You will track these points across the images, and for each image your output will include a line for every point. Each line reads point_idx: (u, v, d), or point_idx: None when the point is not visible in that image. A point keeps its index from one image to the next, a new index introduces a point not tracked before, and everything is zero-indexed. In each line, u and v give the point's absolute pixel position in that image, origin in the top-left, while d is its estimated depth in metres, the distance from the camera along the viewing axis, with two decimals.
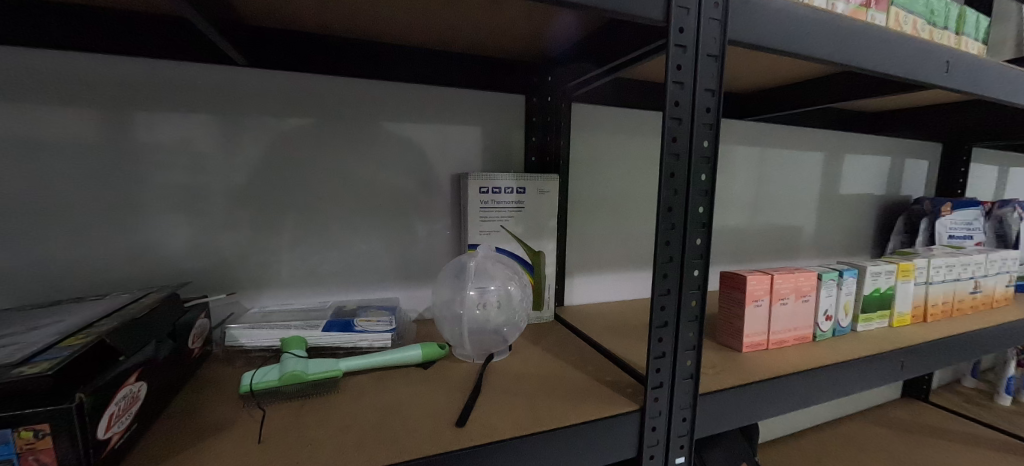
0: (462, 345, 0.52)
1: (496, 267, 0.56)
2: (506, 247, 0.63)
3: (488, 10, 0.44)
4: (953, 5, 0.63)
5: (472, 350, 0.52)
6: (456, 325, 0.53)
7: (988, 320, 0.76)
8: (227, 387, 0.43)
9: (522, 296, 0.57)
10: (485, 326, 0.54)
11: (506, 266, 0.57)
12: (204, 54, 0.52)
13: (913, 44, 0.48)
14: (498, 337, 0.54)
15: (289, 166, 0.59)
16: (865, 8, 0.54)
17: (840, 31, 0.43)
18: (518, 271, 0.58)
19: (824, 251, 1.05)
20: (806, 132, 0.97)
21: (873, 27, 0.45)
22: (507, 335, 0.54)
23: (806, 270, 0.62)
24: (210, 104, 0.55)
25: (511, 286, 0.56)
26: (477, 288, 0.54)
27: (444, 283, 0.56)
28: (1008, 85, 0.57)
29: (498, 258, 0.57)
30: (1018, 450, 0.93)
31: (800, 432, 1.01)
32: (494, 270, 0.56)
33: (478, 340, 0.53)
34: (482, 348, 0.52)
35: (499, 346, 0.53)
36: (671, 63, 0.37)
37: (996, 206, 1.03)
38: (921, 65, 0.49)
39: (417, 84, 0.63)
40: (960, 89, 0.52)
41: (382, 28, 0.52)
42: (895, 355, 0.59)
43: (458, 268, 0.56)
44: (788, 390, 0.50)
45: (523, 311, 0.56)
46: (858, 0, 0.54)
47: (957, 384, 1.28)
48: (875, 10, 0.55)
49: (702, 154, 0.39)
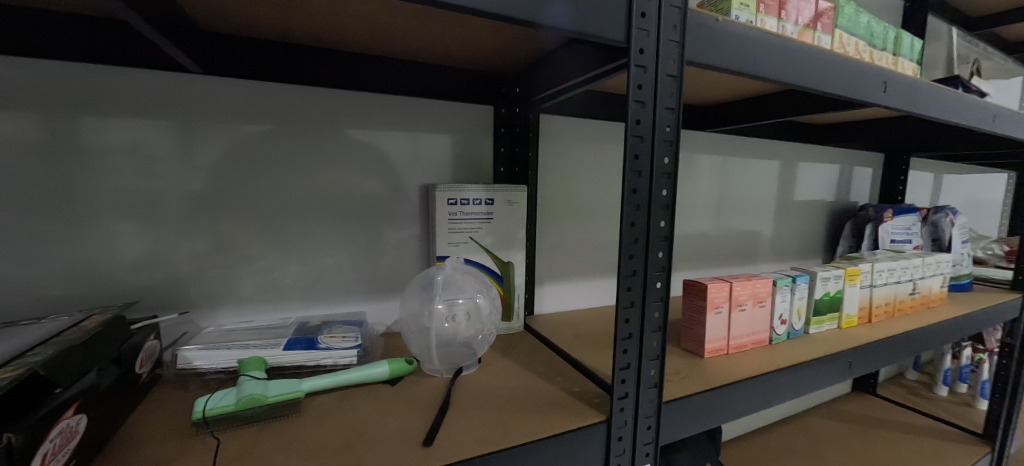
0: (432, 358, 0.53)
1: (466, 279, 0.57)
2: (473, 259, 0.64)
3: (453, 22, 0.45)
4: (890, 28, 0.69)
5: (440, 364, 0.53)
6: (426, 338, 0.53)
7: (926, 319, 0.81)
8: (180, 412, 0.42)
9: (491, 306, 0.58)
10: (455, 340, 0.55)
11: (477, 277, 0.58)
12: (165, 65, 0.53)
13: (854, 65, 0.52)
14: (467, 352, 0.55)
15: (251, 177, 0.59)
16: (811, 29, 0.59)
17: (788, 53, 0.46)
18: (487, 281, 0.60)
19: (781, 255, 1.10)
20: (761, 142, 1.01)
21: (817, 50, 0.48)
22: (476, 347, 0.55)
23: (762, 277, 0.65)
24: (167, 111, 0.54)
25: (480, 298, 0.57)
26: (447, 301, 0.55)
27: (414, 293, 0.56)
28: (938, 103, 0.63)
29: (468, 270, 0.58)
30: (956, 438, 0.99)
31: (760, 430, 1.04)
32: (464, 282, 0.57)
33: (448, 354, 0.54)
34: (451, 362, 0.54)
35: (467, 360, 0.54)
36: (632, 83, 0.38)
37: (932, 211, 1.11)
38: (862, 85, 0.53)
39: (386, 94, 0.65)
40: (897, 107, 0.57)
41: (352, 37, 0.53)
42: (840, 355, 0.63)
43: (428, 278, 0.56)
44: (743, 393, 0.53)
45: (492, 322, 0.58)
46: (804, 22, 0.58)
47: (902, 377, 1.37)
48: (820, 31, 0.59)
49: (663, 170, 0.40)
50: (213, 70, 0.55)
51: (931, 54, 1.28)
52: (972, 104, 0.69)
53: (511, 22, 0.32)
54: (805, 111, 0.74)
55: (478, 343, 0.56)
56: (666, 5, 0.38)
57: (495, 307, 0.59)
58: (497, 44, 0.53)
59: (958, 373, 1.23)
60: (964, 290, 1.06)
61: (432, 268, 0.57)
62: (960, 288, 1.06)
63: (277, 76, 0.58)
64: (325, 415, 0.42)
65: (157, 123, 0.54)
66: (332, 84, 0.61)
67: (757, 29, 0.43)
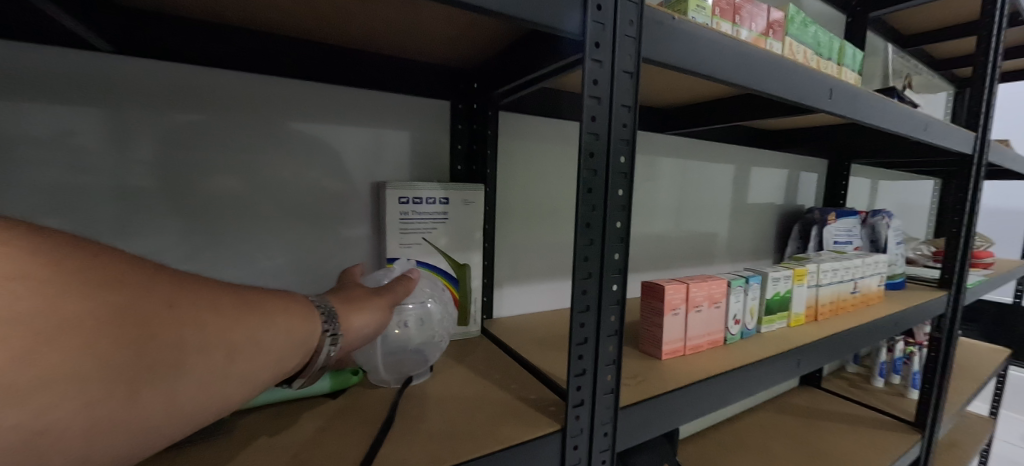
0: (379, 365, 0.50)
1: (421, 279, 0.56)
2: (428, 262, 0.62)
3: (406, 10, 0.43)
4: (834, 40, 0.73)
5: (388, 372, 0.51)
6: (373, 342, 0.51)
7: (865, 316, 0.87)
8: None
9: (445, 312, 0.57)
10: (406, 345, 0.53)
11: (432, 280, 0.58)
12: (72, 42, 0.47)
13: (802, 72, 0.54)
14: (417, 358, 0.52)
15: (184, 173, 0.54)
16: (765, 36, 0.61)
17: (740, 57, 0.47)
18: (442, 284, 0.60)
19: (735, 256, 1.15)
20: (717, 147, 1.05)
21: (768, 56, 0.50)
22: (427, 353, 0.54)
23: (717, 278, 0.67)
24: (88, 97, 0.49)
25: (434, 301, 0.56)
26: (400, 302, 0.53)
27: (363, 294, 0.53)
28: (876, 112, 0.67)
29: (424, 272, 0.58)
30: (889, 426, 1.07)
31: (718, 425, 1.08)
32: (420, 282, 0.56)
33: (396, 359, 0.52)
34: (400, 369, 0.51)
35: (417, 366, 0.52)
36: (588, 77, 0.37)
37: (870, 214, 1.19)
38: (809, 92, 0.55)
39: (337, 86, 0.62)
40: (841, 114, 0.60)
41: (297, 22, 0.50)
42: (788, 353, 0.66)
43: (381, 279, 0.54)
44: (698, 393, 0.54)
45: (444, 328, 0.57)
46: (759, 29, 0.60)
47: (844, 371, 1.46)
48: (772, 39, 0.62)
49: (620, 169, 0.40)
50: (126, 48, 0.49)
51: (869, 68, 1.38)
52: (906, 114, 0.74)
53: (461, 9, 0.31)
54: (756, 117, 0.77)
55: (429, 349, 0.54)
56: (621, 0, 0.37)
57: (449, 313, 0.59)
58: (454, 36, 0.52)
59: (892, 365, 1.33)
60: (897, 288, 1.15)
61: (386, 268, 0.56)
62: (894, 286, 1.14)
63: (210, 60, 0.53)
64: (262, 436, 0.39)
65: (71, 111, 0.48)
66: (276, 72, 0.57)
67: (711, 31, 0.44)
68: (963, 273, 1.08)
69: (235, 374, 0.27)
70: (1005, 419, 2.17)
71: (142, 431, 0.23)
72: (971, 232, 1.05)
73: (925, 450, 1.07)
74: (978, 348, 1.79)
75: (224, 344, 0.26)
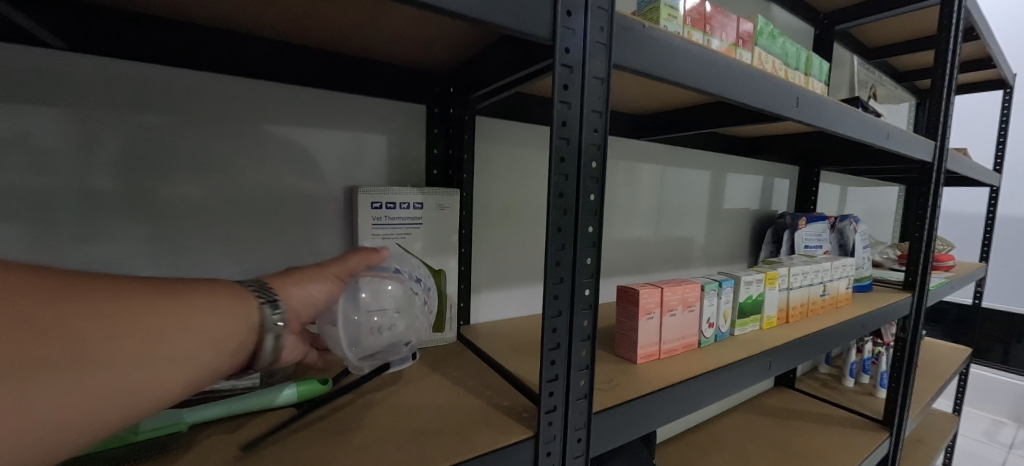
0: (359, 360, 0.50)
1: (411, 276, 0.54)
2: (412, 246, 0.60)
3: (377, 11, 0.43)
4: (802, 51, 0.76)
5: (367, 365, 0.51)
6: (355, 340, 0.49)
7: (834, 318, 0.89)
8: None
9: (429, 306, 0.57)
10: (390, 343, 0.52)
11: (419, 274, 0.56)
12: (22, 37, 0.45)
13: (770, 81, 0.56)
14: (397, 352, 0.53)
15: (146, 175, 0.52)
16: (736, 46, 0.63)
17: (709, 65, 0.48)
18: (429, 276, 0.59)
19: (712, 260, 1.17)
20: (693, 153, 1.07)
21: (738, 65, 0.51)
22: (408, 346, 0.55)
23: (691, 282, 0.69)
24: (43, 94, 0.46)
25: (423, 298, 0.55)
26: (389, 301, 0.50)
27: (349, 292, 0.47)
28: (841, 121, 0.70)
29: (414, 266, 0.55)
30: (858, 425, 1.11)
31: (696, 427, 1.09)
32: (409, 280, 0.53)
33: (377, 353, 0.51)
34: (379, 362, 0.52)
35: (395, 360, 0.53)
36: (558, 83, 0.37)
37: (839, 219, 1.23)
38: (777, 101, 0.57)
39: (310, 88, 0.60)
40: (807, 122, 0.62)
41: (266, 21, 0.49)
42: (760, 356, 0.67)
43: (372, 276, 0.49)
44: (673, 396, 0.54)
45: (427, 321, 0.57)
46: (730, 40, 0.62)
47: (816, 371, 1.50)
48: (742, 48, 0.64)
49: (591, 174, 0.40)
50: (80, 45, 0.47)
51: (836, 79, 1.44)
52: (870, 123, 0.77)
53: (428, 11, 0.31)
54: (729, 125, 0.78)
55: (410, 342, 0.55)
56: (592, 7, 0.38)
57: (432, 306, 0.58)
58: (428, 39, 0.51)
59: (861, 365, 1.38)
60: (866, 290, 1.18)
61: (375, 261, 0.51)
62: (863, 289, 1.18)
63: (174, 61, 0.51)
64: (219, 452, 0.37)
65: (23, 110, 0.46)
66: (244, 73, 0.55)
67: (681, 39, 0.45)
68: (926, 275, 1.13)
69: (161, 354, 0.28)
70: (967, 414, 2.27)
71: (77, 409, 0.25)
72: (932, 236, 1.10)
73: (894, 447, 1.10)
74: (941, 347, 1.87)
75: (145, 326, 0.28)
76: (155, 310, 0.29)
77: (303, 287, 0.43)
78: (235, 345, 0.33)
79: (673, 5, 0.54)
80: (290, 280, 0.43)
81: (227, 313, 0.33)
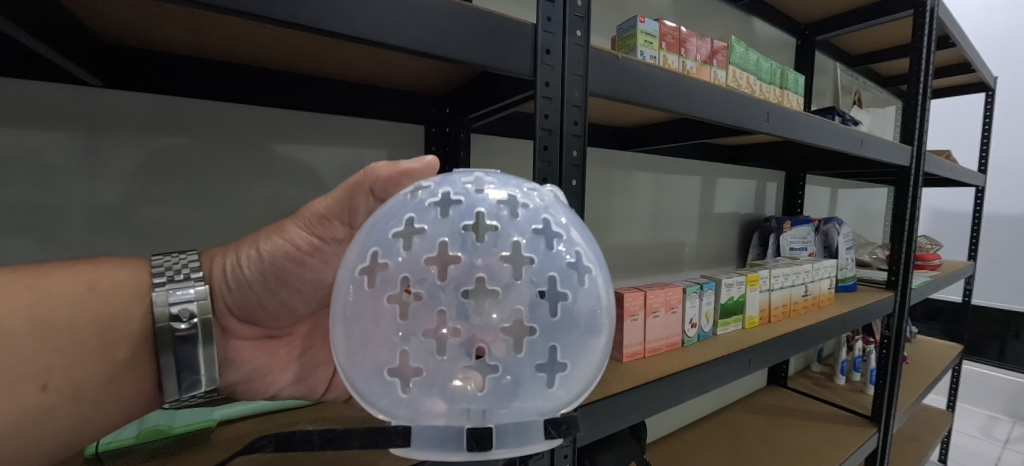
0: (382, 389, 0.30)
1: (468, 215, 0.31)
2: (562, 193, 0.38)
3: (374, 50, 0.46)
4: (773, 70, 0.90)
5: (404, 405, 0.30)
6: (365, 335, 0.30)
7: (817, 316, 0.93)
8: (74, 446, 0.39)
9: (542, 307, 0.30)
10: (440, 364, 0.29)
11: (507, 223, 0.31)
12: (48, 76, 0.48)
13: (738, 100, 0.62)
14: (471, 394, 0.30)
15: (160, 191, 0.56)
16: (708, 65, 0.77)
17: (678, 86, 0.55)
18: (555, 241, 0.32)
19: (704, 262, 1.19)
20: (681, 161, 1.10)
21: (708, 87, 0.58)
22: (502, 396, 0.30)
23: (674, 286, 0.75)
24: (70, 119, 0.50)
25: (504, 276, 0.30)
26: (412, 262, 0.30)
27: (361, 233, 0.33)
28: (813, 130, 0.75)
29: (496, 201, 0.32)
30: (845, 420, 1.14)
31: (691, 425, 1.11)
32: (464, 222, 0.31)
33: (423, 386, 0.30)
34: (434, 407, 0.30)
35: (472, 422, 0.29)
36: (539, 112, 0.44)
37: (823, 222, 1.26)
38: (745, 116, 0.63)
39: (310, 112, 0.64)
40: (778, 134, 0.68)
41: (265, 57, 0.52)
42: (741, 354, 0.70)
43: (391, 211, 0.33)
44: (654, 392, 0.58)
45: (550, 351, 0.31)
46: (702, 60, 0.75)
47: (808, 369, 1.53)
48: (715, 67, 0.77)
49: (571, 191, 0.47)
50: (117, 83, 0.51)
51: (820, 85, 1.47)
52: (846, 131, 0.82)
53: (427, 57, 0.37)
54: (711, 136, 0.82)
55: (505, 387, 0.30)
56: (569, 45, 0.45)
57: (568, 316, 0.31)
58: (421, 69, 0.55)
59: (853, 363, 1.40)
60: (851, 290, 1.22)
61: (412, 189, 0.34)
62: (846, 289, 1.21)
63: (197, 92, 0.55)
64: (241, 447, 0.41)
65: (61, 140, 0.50)
66: (257, 102, 0.59)
67: (651, 66, 0.52)
68: (908, 275, 1.16)
69: (25, 372, 0.33)
70: (962, 410, 2.28)
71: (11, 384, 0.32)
72: (911, 238, 1.15)
73: (883, 443, 1.13)
74: (933, 344, 1.89)
75: (18, 340, 0.33)
76: (35, 322, 0.34)
77: (249, 245, 0.46)
78: (124, 361, 0.39)
79: (647, 32, 0.68)
80: (241, 243, 0.47)
81: (110, 325, 0.38)
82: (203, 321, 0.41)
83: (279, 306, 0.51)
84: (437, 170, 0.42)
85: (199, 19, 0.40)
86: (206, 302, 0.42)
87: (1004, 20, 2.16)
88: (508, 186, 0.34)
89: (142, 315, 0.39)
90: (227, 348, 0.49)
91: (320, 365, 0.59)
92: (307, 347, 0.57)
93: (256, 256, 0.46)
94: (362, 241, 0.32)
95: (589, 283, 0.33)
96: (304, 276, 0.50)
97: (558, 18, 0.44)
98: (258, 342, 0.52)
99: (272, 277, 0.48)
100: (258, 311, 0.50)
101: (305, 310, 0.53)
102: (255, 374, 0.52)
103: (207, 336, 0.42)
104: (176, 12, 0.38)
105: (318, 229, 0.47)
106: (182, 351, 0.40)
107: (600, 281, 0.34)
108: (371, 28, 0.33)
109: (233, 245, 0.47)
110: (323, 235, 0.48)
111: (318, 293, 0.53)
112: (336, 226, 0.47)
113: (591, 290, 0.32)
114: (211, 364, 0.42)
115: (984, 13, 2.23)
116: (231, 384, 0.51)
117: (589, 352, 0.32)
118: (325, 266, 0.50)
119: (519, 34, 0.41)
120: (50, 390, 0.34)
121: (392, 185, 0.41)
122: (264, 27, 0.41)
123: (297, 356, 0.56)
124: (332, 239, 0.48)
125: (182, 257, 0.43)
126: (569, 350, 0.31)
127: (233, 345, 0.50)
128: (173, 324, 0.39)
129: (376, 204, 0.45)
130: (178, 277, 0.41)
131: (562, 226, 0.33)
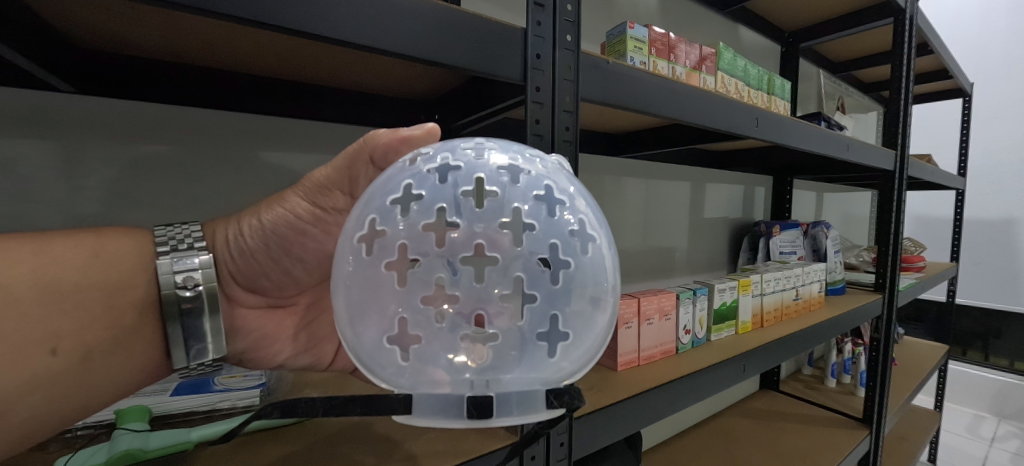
0: (385, 359, 0.29)
1: (467, 181, 0.30)
2: (568, 161, 0.37)
3: (360, 56, 0.46)
4: (763, 76, 0.92)
5: (406, 374, 0.29)
6: (366, 304, 0.30)
7: (809, 320, 0.94)
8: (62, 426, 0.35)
9: (544, 276, 0.30)
10: (440, 330, 0.29)
11: (507, 190, 0.31)
12: (33, 84, 0.47)
13: (729, 104, 0.63)
14: (472, 364, 0.30)
15: (141, 197, 0.54)
16: (698, 71, 0.78)
17: (669, 89, 0.55)
18: (556, 208, 0.32)
19: (697, 267, 1.20)
20: (670, 167, 1.11)
21: (698, 91, 0.58)
22: (505, 363, 0.30)
23: (667, 292, 0.75)
24: (53, 124, 0.49)
25: (504, 244, 0.30)
26: (411, 229, 0.29)
27: (361, 201, 0.32)
28: (802, 135, 0.76)
29: (497, 167, 0.31)
30: (836, 422, 1.15)
31: (688, 431, 1.10)
32: (463, 188, 0.30)
33: (424, 355, 0.29)
34: (436, 376, 0.29)
35: (475, 390, 0.28)
36: (531, 118, 0.44)
37: (811, 226, 1.28)
38: (738, 120, 0.64)
39: (298, 119, 0.63)
40: (767, 139, 0.69)
41: (249, 62, 0.51)
42: (734, 360, 0.70)
43: (391, 178, 0.32)
44: (650, 401, 0.58)
45: (552, 319, 0.30)
46: (691, 66, 0.76)
47: (800, 373, 1.54)
48: (704, 73, 0.79)
49: None
50: (89, 88, 0.50)
51: (805, 92, 1.50)
52: (833, 136, 0.84)
53: (419, 60, 0.37)
54: (700, 141, 0.83)
55: (509, 353, 0.30)
56: (560, 48, 0.45)
57: (570, 284, 0.31)
58: (410, 75, 0.55)
59: (843, 365, 1.42)
60: (840, 293, 1.23)
61: (412, 157, 0.34)
62: (835, 291, 1.23)
63: (183, 97, 0.54)
64: None
65: (33, 143, 0.48)
66: (245, 109, 0.58)
67: (641, 70, 0.52)
68: (894, 278, 1.18)
69: (33, 335, 0.32)
70: (949, 410, 2.32)
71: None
72: (897, 241, 1.16)
73: (875, 445, 1.14)
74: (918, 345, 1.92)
75: (25, 304, 0.32)
76: (45, 292, 0.33)
77: (251, 214, 0.46)
78: (131, 328, 0.38)
79: (636, 38, 0.68)
80: (241, 214, 0.46)
81: (116, 292, 0.37)
82: (208, 290, 0.41)
83: (283, 275, 0.50)
84: (437, 137, 0.40)
85: (180, 21, 0.39)
86: (211, 271, 0.41)
87: (982, 28, 2.23)
88: (509, 152, 0.33)
89: (147, 282, 0.39)
90: (234, 316, 0.49)
91: (326, 337, 0.58)
92: (312, 318, 0.57)
93: (259, 225, 0.45)
94: (360, 209, 0.32)
95: (591, 251, 0.32)
96: (307, 245, 0.49)
97: (548, 23, 0.44)
98: (265, 310, 0.52)
99: (275, 246, 0.47)
100: (262, 280, 0.49)
101: (309, 280, 0.53)
102: (261, 343, 0.52)
103: (212, 304, 0.41)
104: (149, 13, 0.37)
105: (319, 198, 0.46)
106: (189, 321, 0.40)
107: (604, 248, 0.33)
108: (357, 32, 0.33)
109: (234, 216, 0.46)
110: (325, 205, 0.47)
111: (323, 263, 0.51)
112: (335, 197, 0.46)
113: (593, 259, 0.32)
114: (218, 334, 0.42)
115: (961, 23, 2.30)
116: (239, 353, 0.51)
117: (591, 324, 0.31)
118: (327, 236, 0.49)
119: (513, 42, 0.41)
120: (59, 354, 0.33)
121: (392, 152, 0.40)
122: (249, 31, 0.40)
123: (301, 328, 0.56)
124: (333, 209, 0.47)
125: (185, 228, 0.43)
126: (573, 318, 0.31)
127: (239, 312, 0.50)
128: (178, 291, 0.39)
129: (378, 174, 0.44)
130: (182, 246, 0.41)
131: (564, 194, 0.33)
